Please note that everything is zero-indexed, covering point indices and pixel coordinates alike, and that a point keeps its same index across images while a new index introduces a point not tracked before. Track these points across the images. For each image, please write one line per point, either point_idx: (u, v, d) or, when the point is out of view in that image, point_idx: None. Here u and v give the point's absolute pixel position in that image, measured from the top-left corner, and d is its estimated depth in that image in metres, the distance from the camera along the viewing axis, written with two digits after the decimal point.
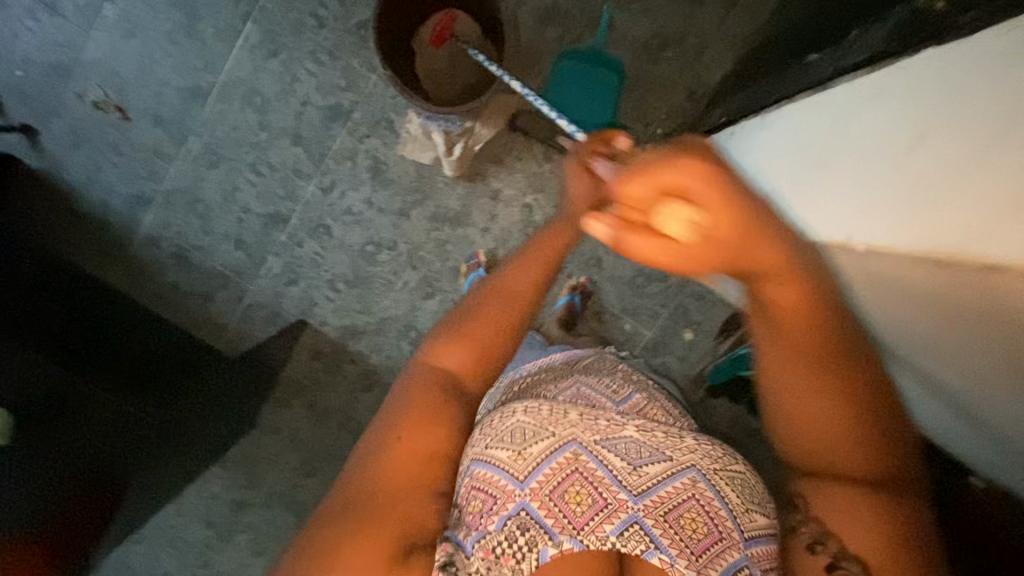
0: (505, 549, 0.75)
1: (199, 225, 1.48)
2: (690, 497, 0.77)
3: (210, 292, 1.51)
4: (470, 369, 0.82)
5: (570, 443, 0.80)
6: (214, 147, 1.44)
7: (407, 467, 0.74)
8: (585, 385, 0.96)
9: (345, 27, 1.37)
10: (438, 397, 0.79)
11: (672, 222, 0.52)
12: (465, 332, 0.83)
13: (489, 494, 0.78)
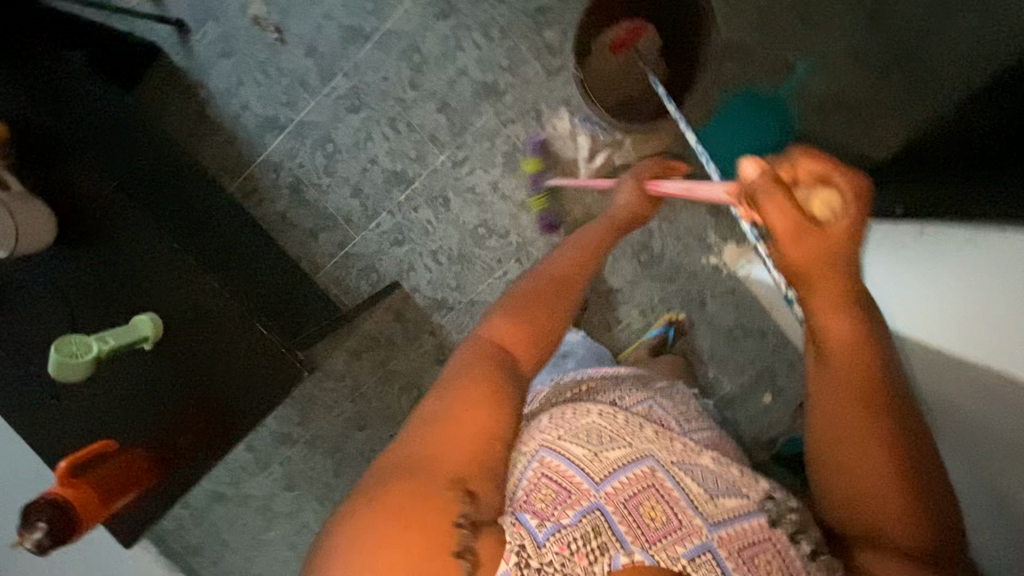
0: (579, 546, 0.63)
1: (322, 164, 1.48)
2: (769, 538, 0.70)
3: (315, 231, 1.51)
4: (521, 352, 0.71)
5: (648, 457, 0.70)
6: (360, 92, 1.44)
7: (471, 434, 0.60)
8: (658, 407, 0.83)
9: (522, 8, 1.35)
10: (493, 361, 0.66)
11: (822, 207, 0.56)
12: (521, 306, 0.73)
13: (561, 485, 0.66)
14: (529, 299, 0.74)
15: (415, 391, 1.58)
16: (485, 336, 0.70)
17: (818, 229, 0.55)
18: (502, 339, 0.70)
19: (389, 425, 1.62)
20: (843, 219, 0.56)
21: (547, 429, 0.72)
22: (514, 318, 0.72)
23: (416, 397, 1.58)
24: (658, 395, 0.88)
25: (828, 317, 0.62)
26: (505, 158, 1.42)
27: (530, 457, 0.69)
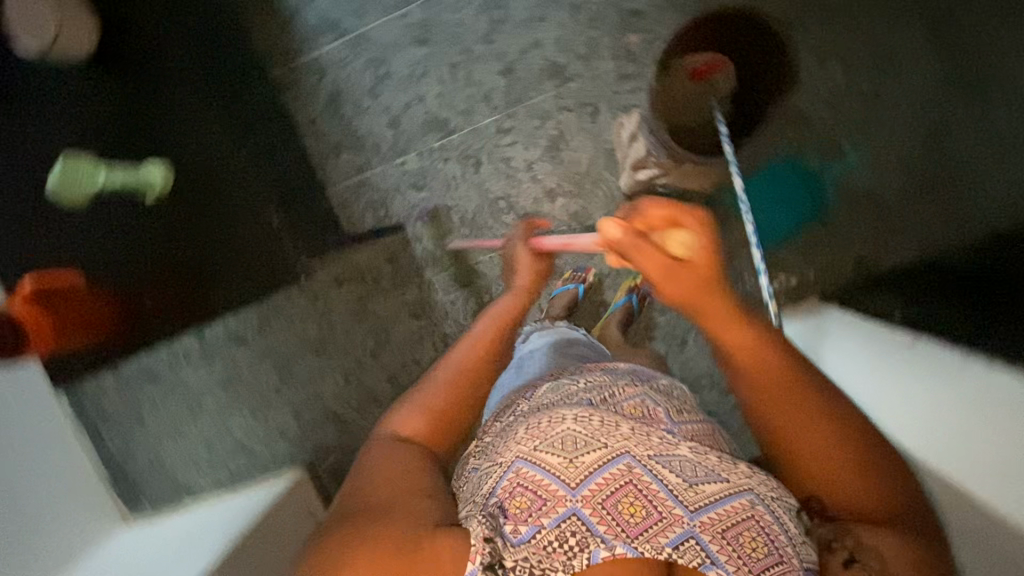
0: (557, 548, 0.64)
1: (369, 85, 1.44)
2: (752, 516, 0.65)
3: (339, 147, 1.47)
4: (429, 436, 0.77)
5: (622, 455, 0.67)
6: (431, 28, 1.41)
7: (399, 468, 0.70)
8: (649, 401, 0.79)
9: (616, 5, 1.34)
10: (408, 448, 0.74)
11: (678, 246, 0.65)
12: (428, 404, 0.79)
13: (538, 496, 0.65)
14: (430, 405, 0.79)
15: (383, 334, 1.57)
16: (396, 430, 0.77)
17: (681, 267, 0.65)
18: (410, 433, 0.77)
19: (347, 358, 1.60)
20: (702, 256, 0.65)
21: (524, 437, 0.70)
22: (424, 401, 0.79)
23: (382, 341, 1.57)
24: (652, 389, 0.82)
25: (730, 334, 0.67)
26: (547, 142, 1.41)
27: (507, 465, 0.69)
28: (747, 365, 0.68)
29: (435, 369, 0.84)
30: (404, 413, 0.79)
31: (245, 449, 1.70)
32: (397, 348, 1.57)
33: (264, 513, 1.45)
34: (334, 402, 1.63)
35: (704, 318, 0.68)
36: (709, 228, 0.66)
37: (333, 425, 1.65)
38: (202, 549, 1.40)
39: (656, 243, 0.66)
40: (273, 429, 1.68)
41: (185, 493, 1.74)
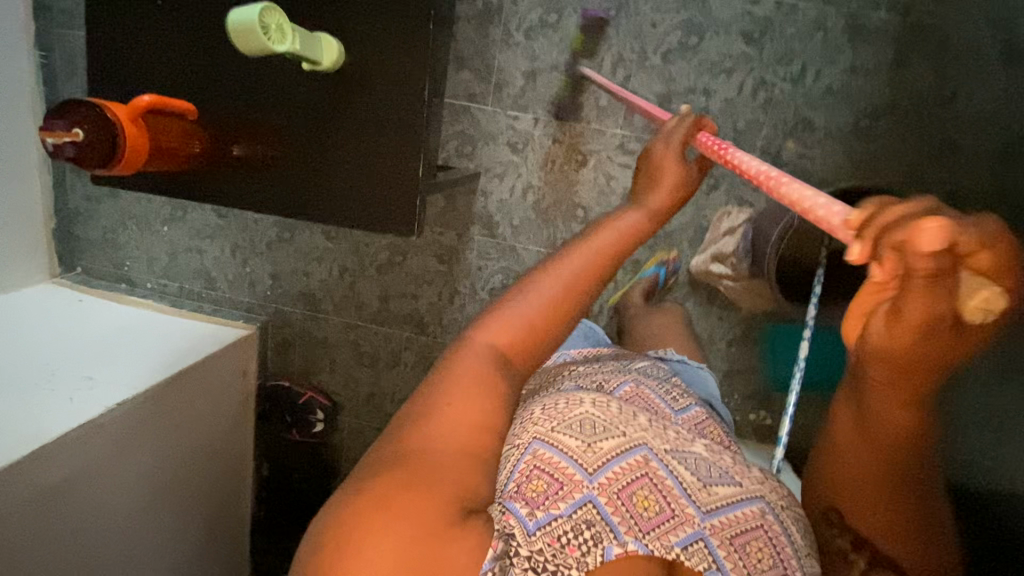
0: (571, 540, 0.61)
1: (530, 23, 1.30)
2: (760, 526, 0.68)
3: (466, 64, 1.35)
4: (520, 350, 0.67)
5: (641, 446, 0.69)
6: (622, 9, 1.26)
7: (461, 428, 0.60)
8: (646, 390, 0.89)
9: (800, 107, 1.26)
10: (487, 378, 0.63)
11: (979, 306, 0.41)
12: (522, 315, 0.67)
13: (552, 477, 0.64)
14: (525, 317, 0.67)
15: (400, 256, 1.52)
16: (478, 341, 0.66)
17: (951, 330, 0.44)
18: (496, 346, 0.67)
19: (352, 256, 1.54)
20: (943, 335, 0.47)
21: (541, 421, 0.71)
22: (502, 331, 0.67)
23: (395, 261, 1.53)
24: (643, 377, 0.94)
25: (899, 394, 0.54)
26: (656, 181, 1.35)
27: (526, 447, 0.67)
28: (887, 420, 0.59)
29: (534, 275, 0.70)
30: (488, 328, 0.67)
31: (205, 277, 1.62)
32: (404, 275, 1.53)
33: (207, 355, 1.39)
34: (316, 286, 1.58)
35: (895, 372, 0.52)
36: (1023, 268, 0.41)
37: (302, 305, 1.60)
38: (135, 358, 1.33)
39: (937, 286, 0.41)
40: (242, 276, 1.60)
41: (126, 282, 1.67)
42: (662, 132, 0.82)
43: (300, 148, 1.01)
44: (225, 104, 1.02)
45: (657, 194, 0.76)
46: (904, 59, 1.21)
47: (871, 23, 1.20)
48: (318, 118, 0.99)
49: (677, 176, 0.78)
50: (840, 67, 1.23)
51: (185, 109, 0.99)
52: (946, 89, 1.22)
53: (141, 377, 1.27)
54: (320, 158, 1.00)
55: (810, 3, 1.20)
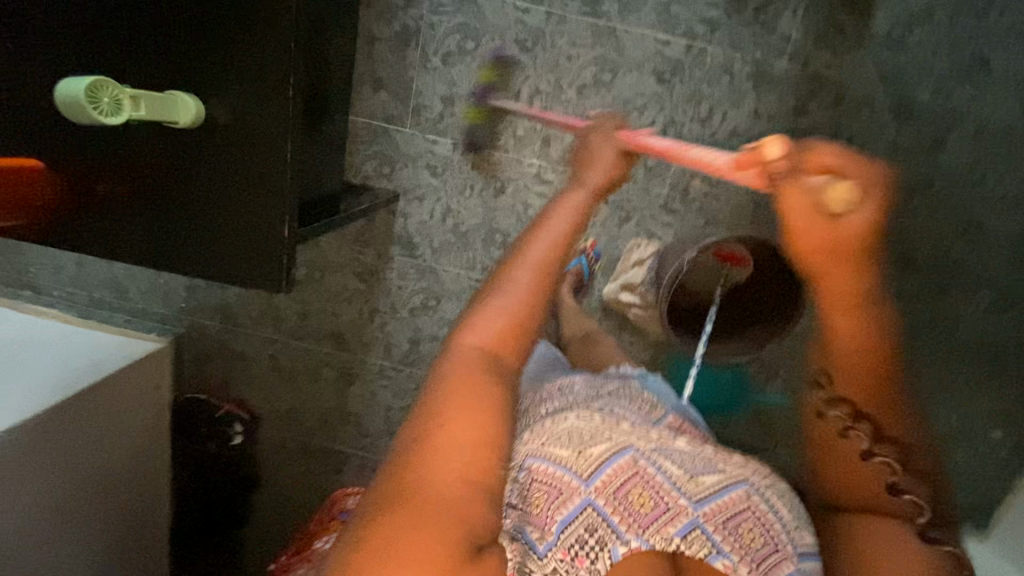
0: (583, 549, 0.71)
1: (447, 49, 1.28)
2: (747, 507, 0.76)
3: (383, 86, 1.33)
4: (502, 341, 0.72)
5: (627, 448, 0.79)
6: (539, 40, 1.26)
7: (468, 451, 0.63)
8: (619, 407, 0.93)
9: (706, 146, 1.31)
10: (474, 371, 0.68)
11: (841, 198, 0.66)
12: (502, 309, 0.73)
13: (552, 487, 0.75)
14: (507, 311, 0.73)
15: (319, 273, 1.51)
16: (464, 340, 0.71)
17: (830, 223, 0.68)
18: (483, 346, 0.71)
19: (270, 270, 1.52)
20: (840, 227, 0.68)
21: (533, 440, 0.82)
22: (484, 326, 0.72)
23: (316, 277, 1.52)
24: (618, 395, 0.97)
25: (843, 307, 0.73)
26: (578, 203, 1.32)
27: (521, 468, 0.79)
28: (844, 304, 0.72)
29: (518, 268, 0.76)
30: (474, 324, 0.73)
31: (117, 287, 1.58)
32: (324, 291, 1.53)
33: (116, 371, 1.36)
34: (233, 299, 1.57)
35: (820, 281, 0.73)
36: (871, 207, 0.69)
37: (219, 317, 1.59)
38: (45, 368, 1.31)
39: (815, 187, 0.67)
40: (156, 287, 1.58)
41: (31, 288, 1.60)
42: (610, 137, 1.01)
43: (159, 187, 0.85)
44: (59, 145, 0.83)
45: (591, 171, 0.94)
46: (804, 106, 1.26)
47: (774, 70, 1.24)
48: (191, 166, 0.83)
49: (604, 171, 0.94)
50: (745, 111, 1.27)
51: (27, 162, 0.84)
52: (841, 137, 1.27)
53: (51, 388, 1.25)
54: (198, 209, 0.85)
55: (718, 47, 1.24)
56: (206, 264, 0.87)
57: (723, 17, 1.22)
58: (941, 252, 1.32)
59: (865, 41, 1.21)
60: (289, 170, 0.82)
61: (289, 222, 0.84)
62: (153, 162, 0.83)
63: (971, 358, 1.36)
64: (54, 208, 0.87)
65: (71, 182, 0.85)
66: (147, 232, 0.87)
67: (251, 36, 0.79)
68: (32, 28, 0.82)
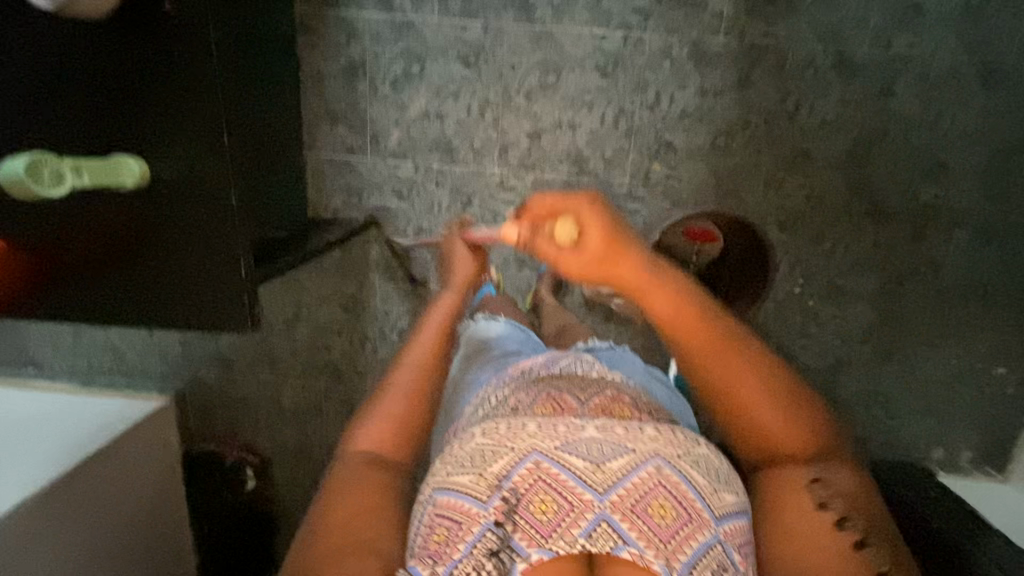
0: (478, 574, 0.69)
1: (393, 75, 1.32)
2: (656, 485, 0.73)
3: (338, 120, 1.36)
4: (387, 441, 0.86)
5: (532, 454, 0.74)
6: (480, 54, 1.29)
7: (363, 519, 0.77)
8: (553, 392, 0.91)
9: (659, 130, 1.33)
10: (375, 487, 0.81)
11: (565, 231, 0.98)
12: (387, 412, 0.88)
13: (454, 519, 0.72)
14: (387, 413, 0.88)
15: (306, 309, 1.54)
16: (360, 447, 0.86)
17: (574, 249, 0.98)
18: (367, 450, 0.86)
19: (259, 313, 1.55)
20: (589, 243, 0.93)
21: (438, 470, 0.79)
22: (375, 432, 0.87)
23: (303, 314, 1.55)
24: (551, 379, 0.95)
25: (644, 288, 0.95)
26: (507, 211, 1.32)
27: (426, 500, 0.77)
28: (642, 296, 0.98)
29: (386, 396, 0.90)
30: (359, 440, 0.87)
31: (115, 351, 1.62)
32: (312, 326, 1.56)
33: (121, 432, 1.40)
34: (227, 348, 1.60)
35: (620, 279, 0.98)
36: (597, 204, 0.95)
37: (216, 366, 1.62)
38: (53, 441, 1.34)
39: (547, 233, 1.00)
40: (153, 346, 1.61)
41: (33, 365, 1.64)
42: (452, 237, 1.15)
43: (114, 251, 0.88)
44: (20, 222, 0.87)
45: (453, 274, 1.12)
46: (749, 77, 1.28)
47: (713, 47, 1.26)
48: (144, 226, 0.87)
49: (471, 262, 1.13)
50: (692, 91, 1.30)
51: None
52: (790, 101, 1.29)
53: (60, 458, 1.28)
54: (156, 264, 0.88)
55: (654, 34, 1.26)
56: (173, 316, 0.90)
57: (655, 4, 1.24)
58: (908, 199, 1.32)
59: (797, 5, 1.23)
60: (239, 213, 0.86)
61: (245, 262, 0.88)
62: (108, 228, 0.87)
63: (957, 300, 1.36)
64: (25, 284, 0.90)
65: (36, 257, 0.88)
66: (113, 294, 0.90)
67: (179, 100, 0.83)
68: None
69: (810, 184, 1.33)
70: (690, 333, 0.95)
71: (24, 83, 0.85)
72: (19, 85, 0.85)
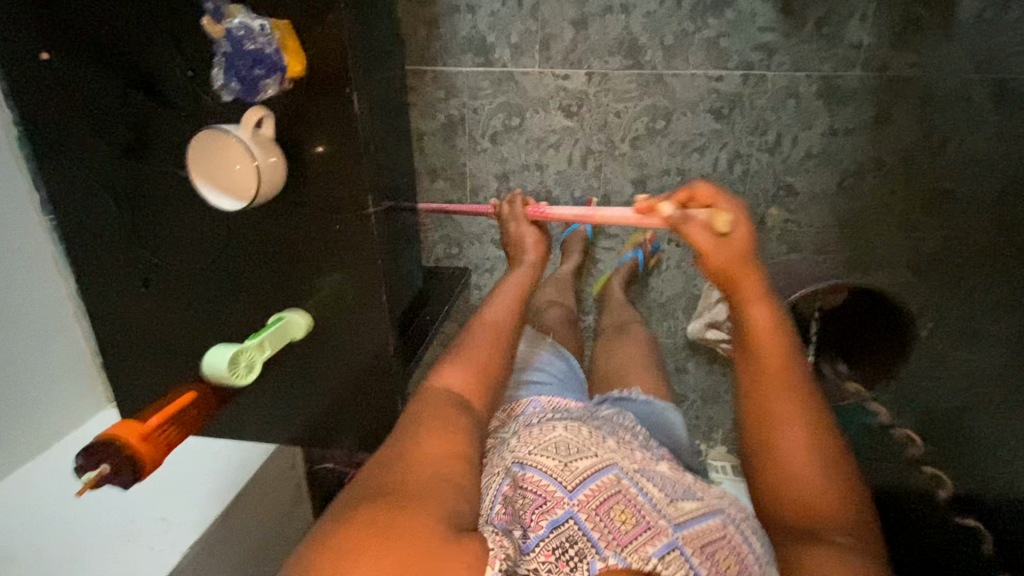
0: (564, 555, 0.70)
1: (493, 129, 1.29)
2: (724, 536, 0.76)
3: (438, 175, 1.35)
4: (472, 389, 0.82)
5: (613, 466, 0.76)
6: (584, 103, 1.23)
7: (446, 465, 0.68)
8: (619, 419, 0.89)
9: (778, 173, 1.23)
10: (450, 417, 0.76)
11: (724, 222, 0.80)
12: (471, 351, 0.87)
13: (536, 496, 0.74)
14: (471, 359, 0.86)
15: None
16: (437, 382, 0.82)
17: (728, 241, 0.80)
18: (461, 388, 0.82)
19: None
20: (720, 248, 0.80)
21: (514, 450, 0.80)
22: (453, 372, 0.83)
23: None
24: (611, 410, 0.93)
25: (757, 310, 0.78)
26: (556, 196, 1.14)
27: (505, 476, 0.77)
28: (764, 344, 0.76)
29: (474, 326, 0.93)
30: (448, 367, 0.84)
31: None
32: None
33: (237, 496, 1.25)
34: None
35: (744, 298, 0.79)
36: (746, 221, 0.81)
37: None
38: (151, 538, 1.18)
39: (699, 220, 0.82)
40: None
41: None
42: (511, 211, 1.19)
43: (283, 390, 0.89)
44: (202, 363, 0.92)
45: (527, 253, 1.11)
46: (886, 113, 1.15)
47: (846, 83, 1.14)
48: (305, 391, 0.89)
49: (535, 252, 1.13)
50: (818, 131, 1.18)
51: (188, 397, 0.81)
52: (934, 138, 1.15)
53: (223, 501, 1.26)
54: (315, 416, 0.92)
55: (778, 72, 1.14)
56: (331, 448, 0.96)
57: (781, 40, 1.12)
58: None
59: (952, 32, 1.08)
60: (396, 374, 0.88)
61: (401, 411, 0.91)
62: (281, 375, 0.88)
63: None
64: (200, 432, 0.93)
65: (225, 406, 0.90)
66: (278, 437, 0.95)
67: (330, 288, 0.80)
68: (155, 274, 0.80)
69: (949, 228, 1.20)
70: (768, 374, 0.74)
71: (178, 238, 0.78)
72: (179, 243, 0.78)
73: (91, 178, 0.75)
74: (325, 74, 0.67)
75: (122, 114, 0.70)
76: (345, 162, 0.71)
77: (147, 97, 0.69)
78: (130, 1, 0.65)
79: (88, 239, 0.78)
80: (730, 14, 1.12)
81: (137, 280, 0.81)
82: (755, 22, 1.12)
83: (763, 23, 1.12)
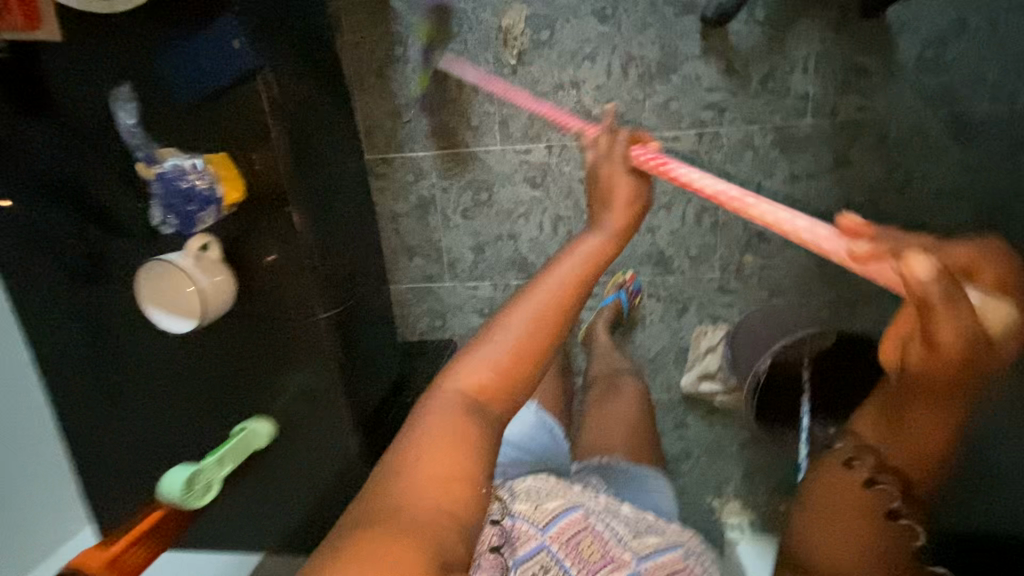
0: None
1: (464, 205, 1.32)
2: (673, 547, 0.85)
3: (416, 251, 1.37)
4: (492, 386, 0.60)
5: (577, 512, 0.80)
6: (547, 173, 1.27)
7: (445, 465, 0.54)
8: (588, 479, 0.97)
9: (748, 223, 1.25)
10: (462, 422, 0.57)
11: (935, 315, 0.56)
12: (501, 351, 0.60)
13: (514, 533, 0.75)
14: (493, 358, 0.60)
15: None
16: (458, 382, 0.59)
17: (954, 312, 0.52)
18: (472, 391, 0.59)
19: None
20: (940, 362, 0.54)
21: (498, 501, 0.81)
22: (477, 372, 0.60)
23: None
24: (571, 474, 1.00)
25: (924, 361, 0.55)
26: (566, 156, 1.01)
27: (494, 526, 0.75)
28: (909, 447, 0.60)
29: (520, 302, 0.63)
30: (470, 361, 0.61)
31: None
32: None
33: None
34: None
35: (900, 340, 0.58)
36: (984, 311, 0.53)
37: None
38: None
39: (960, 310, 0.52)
40: None
41: None
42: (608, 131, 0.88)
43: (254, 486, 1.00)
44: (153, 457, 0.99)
45: (611, 212, 0.75)
46: (844, 155, 1.17)
47: (798, 131, 1.16)
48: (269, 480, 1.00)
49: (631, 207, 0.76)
50: (780, 178, 1.19)
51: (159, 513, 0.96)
52: (897, 173, 1.15)
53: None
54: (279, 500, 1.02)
55: (732, 127, 1.18)
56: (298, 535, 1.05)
57: (730, 98, 1.16)
58: None
59: (893, 75, 1.11)
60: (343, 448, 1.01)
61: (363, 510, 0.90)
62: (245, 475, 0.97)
63: None
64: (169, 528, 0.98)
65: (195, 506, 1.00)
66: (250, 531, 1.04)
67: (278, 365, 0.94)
68: (122, 392, 0.97)
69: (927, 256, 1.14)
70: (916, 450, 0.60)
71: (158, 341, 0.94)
72: (141, 358, 0.95)
73: (76, 300, 0.92)
74: (259, 194, 0.85)
75: (88, 243, 0.89)
76: (286, 270, 0.89)
77: (111, 226, 0.88)
78: (102, 129, 0.84)
79: (61, 365, 0.96)
80: (676, 79, 1.17)
81: (114, 389, 0.97)
82: (701, 85, 1.16)
83: (709, 84, 1.16)
